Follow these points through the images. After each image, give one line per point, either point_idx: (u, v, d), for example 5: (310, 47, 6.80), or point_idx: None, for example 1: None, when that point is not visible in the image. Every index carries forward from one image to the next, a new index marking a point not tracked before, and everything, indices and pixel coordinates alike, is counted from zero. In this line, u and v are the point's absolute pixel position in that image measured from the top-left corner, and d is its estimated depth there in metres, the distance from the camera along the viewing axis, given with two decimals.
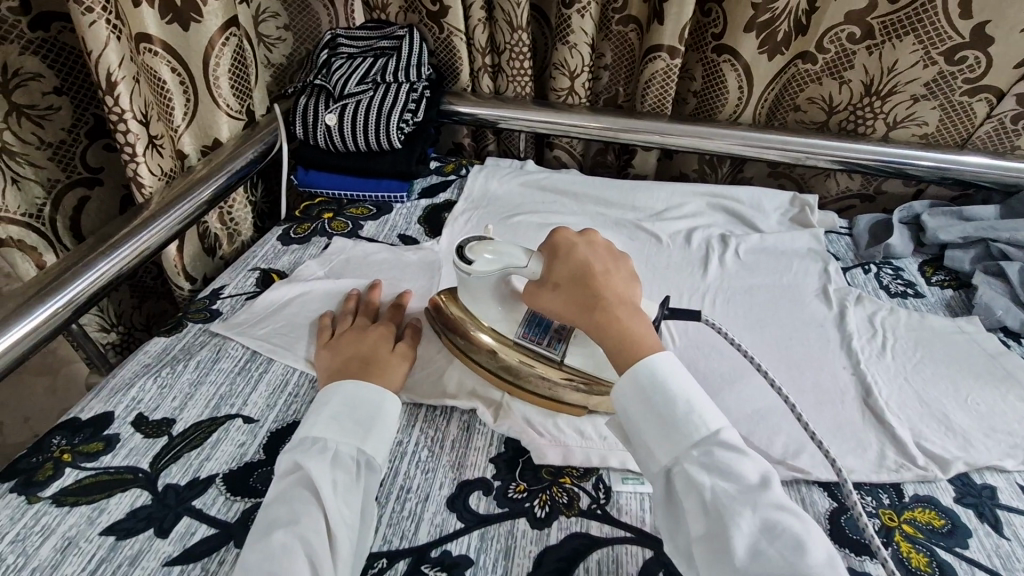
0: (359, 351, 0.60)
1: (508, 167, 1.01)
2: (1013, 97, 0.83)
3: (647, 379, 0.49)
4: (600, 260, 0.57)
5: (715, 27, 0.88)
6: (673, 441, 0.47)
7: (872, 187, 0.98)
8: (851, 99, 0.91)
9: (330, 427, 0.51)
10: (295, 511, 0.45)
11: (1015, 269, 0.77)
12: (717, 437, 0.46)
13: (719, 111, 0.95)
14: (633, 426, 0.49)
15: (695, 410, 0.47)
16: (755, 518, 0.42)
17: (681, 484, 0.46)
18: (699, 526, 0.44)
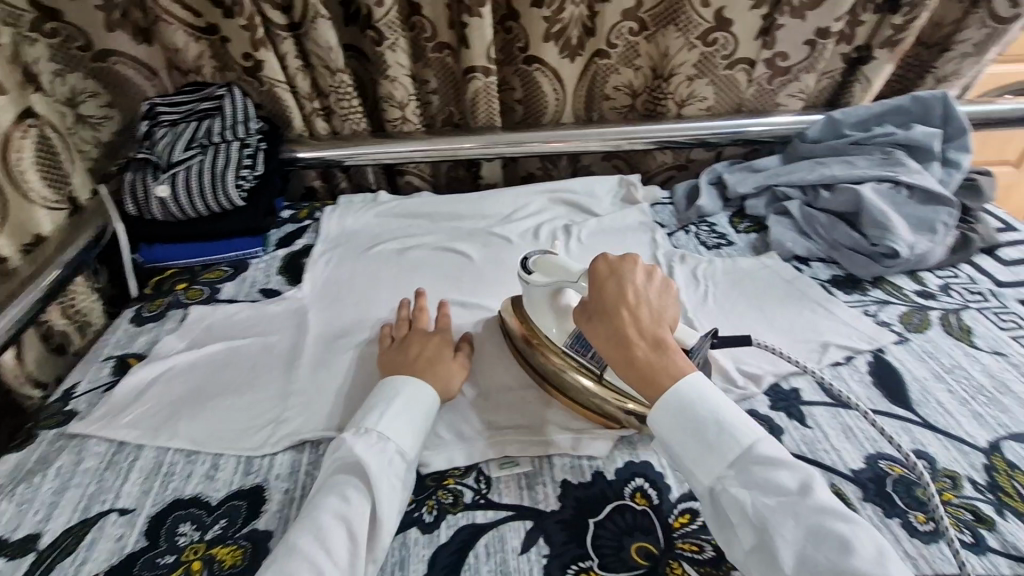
0: (417, 355, 0.65)
1: (363, 201, 1.04)
2: (763, 63, 0.97)
3: (685, 402, 0.52)
4: (639, 288, 0.58)
5: (519, 42, 0.97)
6: (713, 459, 0.50)
7: (682, 158, 1.13)
8: (645, 83, 1.03)
9: (396, 422, 0.56)
10: (339, 494, 0.51)
11: (794, 206, 0.91)
12: (753, 452, 0.49)
13: (544, 114, 1.07)
14: (669, 444, 0.52)
15: (729, 426, 0.50)
16: (798, 526, 0.45)
17: (723, 499, 0.49)
18: (748, 536, 0.47)
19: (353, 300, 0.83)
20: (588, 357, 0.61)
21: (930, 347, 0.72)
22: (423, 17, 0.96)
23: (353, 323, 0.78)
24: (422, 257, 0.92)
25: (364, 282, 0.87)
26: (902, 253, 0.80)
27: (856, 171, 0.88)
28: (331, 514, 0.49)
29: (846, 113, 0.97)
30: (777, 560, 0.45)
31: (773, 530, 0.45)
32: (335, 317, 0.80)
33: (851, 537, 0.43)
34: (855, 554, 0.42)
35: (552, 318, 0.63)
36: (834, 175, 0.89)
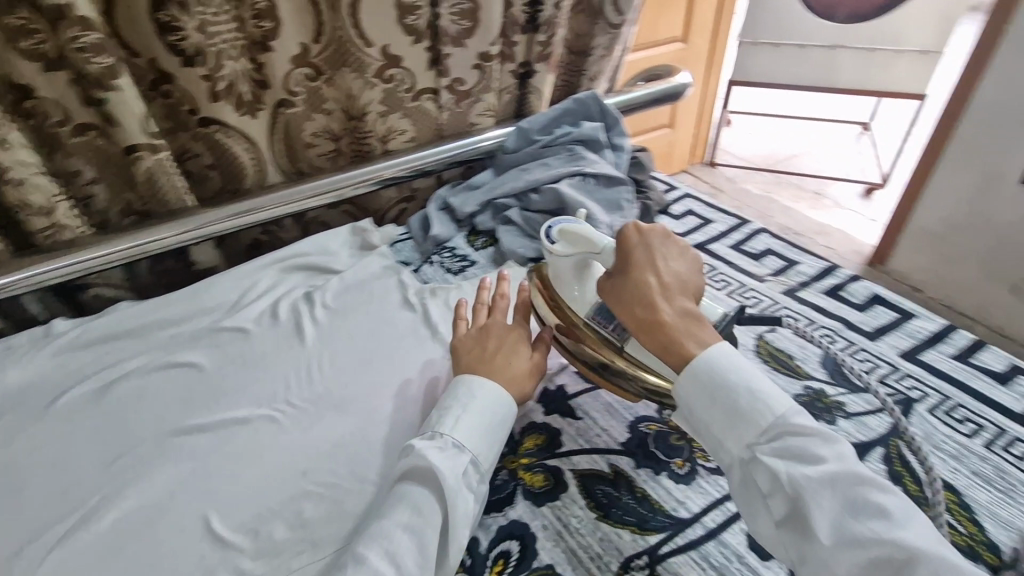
0: (495, 351, 0.64)
1: (31, 341, 0.80)
2: (445, 90, 1.03)
3: (714, 373, 0.51)
4: (665, 259, 0.59)
5: (186, 103, 0.85)
6: (746, 428, 0.50)
7: (407, 189, 1.14)
8: (343, 125, 1.00)
9: (467, 427, 0.57)
10: (415, 502, 0.53)
11: (515, 213, 0.98)
12: (789, 421, 0.49)
13: (245, 178, 0.97)
14: (695, 413, 0.53)
15: (759, 394, 0.50)
16: (833, 498, 0.46)
17: (756, 471, 0.49)
18: (777, 504, 0.48)
19: (43, 482, 0.64)
20: (611, 330, 0.64)
21: None
22: (40, 99, 0.76)
23: (52, 512, 0.61)
24: (134, 386, 0.74)
25: (57, 448, 0.67)
26: (606, 234, 0.92)
27: (552, 172, 0.98)
28: (427, 517, 0.52)
29: (531, 122, 1.08)
30: (810, 530, 0.46)
31: (813, 501, 0.45)
32: (28, 512, 0.61)
33: (886, 506, 0.44)
34: (894, 526, 0.43)
35: (574, 281, 0.68)
36: (537, 179, 0.99)
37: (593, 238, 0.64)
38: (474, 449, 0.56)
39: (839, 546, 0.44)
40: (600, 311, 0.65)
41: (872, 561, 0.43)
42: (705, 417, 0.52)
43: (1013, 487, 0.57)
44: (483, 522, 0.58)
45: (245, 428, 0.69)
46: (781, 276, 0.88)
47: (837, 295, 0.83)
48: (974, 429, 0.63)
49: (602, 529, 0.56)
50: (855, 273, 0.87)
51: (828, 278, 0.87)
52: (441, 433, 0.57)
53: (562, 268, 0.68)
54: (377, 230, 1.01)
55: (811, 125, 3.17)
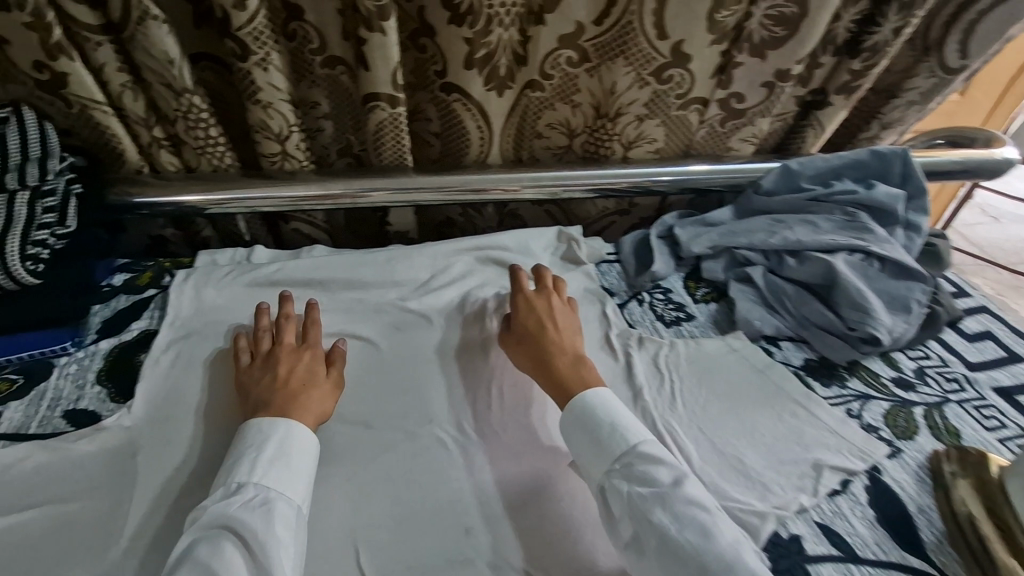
0: (287, 377, 0.61)
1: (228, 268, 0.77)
2: (718, 105, 0.85)
3: (586, 406, 0.59)
4: (558, 316, 0.69)
5: (436, 63, 0.76)
6: (602, 455, 0.56)
7: (625, 203, 0.99)
8: (585, 122, 0.87)
9: (269, 476, 0.52)
10: (210, 562, 0.45)
11: (758, 274, 0.80)
12: (637, 449, 0.55)
13: (466, 154, 0.88)
14: (567, 443, 0.59)
15: (619, 429, 0.57)
16: (667, 520, 0.49)
17: (610, 495, 0.53)
18: (626, 529, 0.51)
19: (201, 441, 0.59)
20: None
21: (925, 459, 0.62)
22: (305, 23, 0.72)
23: (198, 475, 0.56)
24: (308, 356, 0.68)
25: (226, 400, 0.62)
26: (883, 341, 0.71)
27: (825, 239, 0.77)
28: (232, 537, 0.47)
29: (803, 164, 0.87)
30: (647, 546, 0.49)
31: (637, 509, 0.51)
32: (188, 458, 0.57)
33: (706, 525, 0.48)
34: (708, 540, 0.48)
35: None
36: (800, 240, 0.78)
37: None
38: (293, 494, 0.52)
39: (659, 560, 0.48)
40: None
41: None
42: (577, 449, 0.58)
43: None
44: None
45: (410, 442, 0.61)
46: None
47: None
48: None
49: None
50: None
51: None
52: (241, 483, 0.51)
53: None
54: (585, 242, 0.87)
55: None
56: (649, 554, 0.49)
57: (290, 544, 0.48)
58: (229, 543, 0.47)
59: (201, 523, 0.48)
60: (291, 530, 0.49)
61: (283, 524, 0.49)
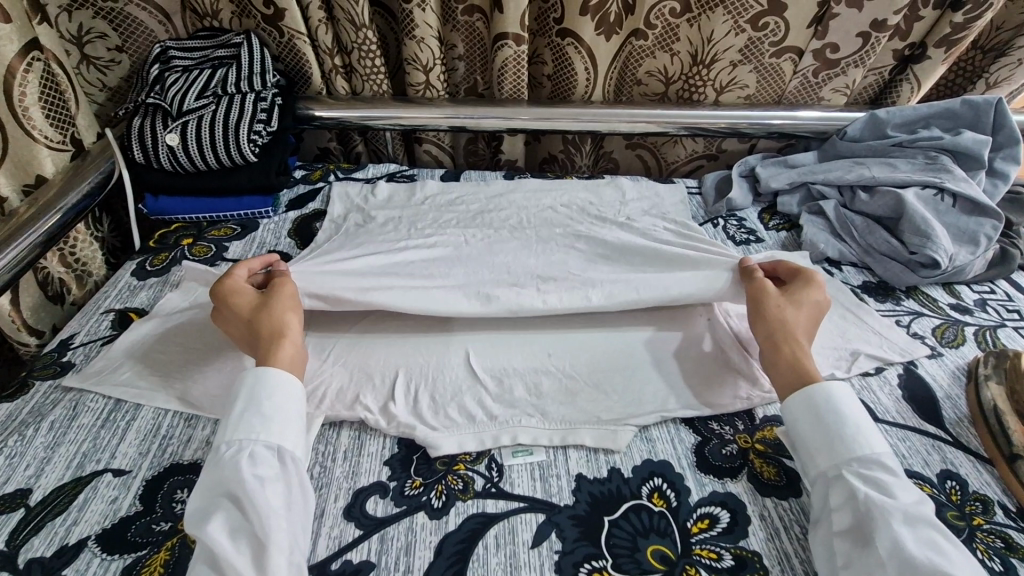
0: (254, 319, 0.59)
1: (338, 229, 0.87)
2: (810, 54, 0.93)
3: (830, 398, 0.53)
4: (811, 313, 0.62)
5: (556, 11, 0.91)
6: (838, 448, 0.51)
7: (714, 147, 1.09)
8: (682, 69, 0.99)
9: (245, 424, 0.51)
10: (233, 527, 0.46)
11: (830, 206, 0.87)
12: (881, 457, 0.50)
13: (573, 92, 1.01)
14: (798, 428, 0.54)
15: (864, 433, 0.52)
16: (903, 532, 0.46)
17: (836, 489, 0.50)
18: (842, 522, 0.48)
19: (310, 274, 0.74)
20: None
21: (964, 364, 0.69)
22: None
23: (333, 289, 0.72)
24: (408, 288, 0.67)
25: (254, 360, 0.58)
26: (942, 264, 0.76)
27: (899, 175, 0.84)
28: (232, 503, 0.47)
29: (891, 112, 0.91)
30: (874, 549, 0.46)
31: (860, 520, 0.48)
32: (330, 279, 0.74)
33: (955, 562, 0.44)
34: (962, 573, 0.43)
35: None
36: (874, 176, 0.85)
37: None
38: (270, 435, 0.51)
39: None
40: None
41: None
42: (807, 429, 0.53)
43: None
44: (698, 479, 0.56)
45: None
46: None
47: None
48: None
49: None
50: None
51: None
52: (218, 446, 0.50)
53: None
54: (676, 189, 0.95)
55: None
56: (877, 563, 0.45)
57: (280, 497, 0.48)
58: (233, 511, 0.46)
59: (195, 493, 0.48)
60: (277, 473, 0.49)
61: (269, 480, 0.49)
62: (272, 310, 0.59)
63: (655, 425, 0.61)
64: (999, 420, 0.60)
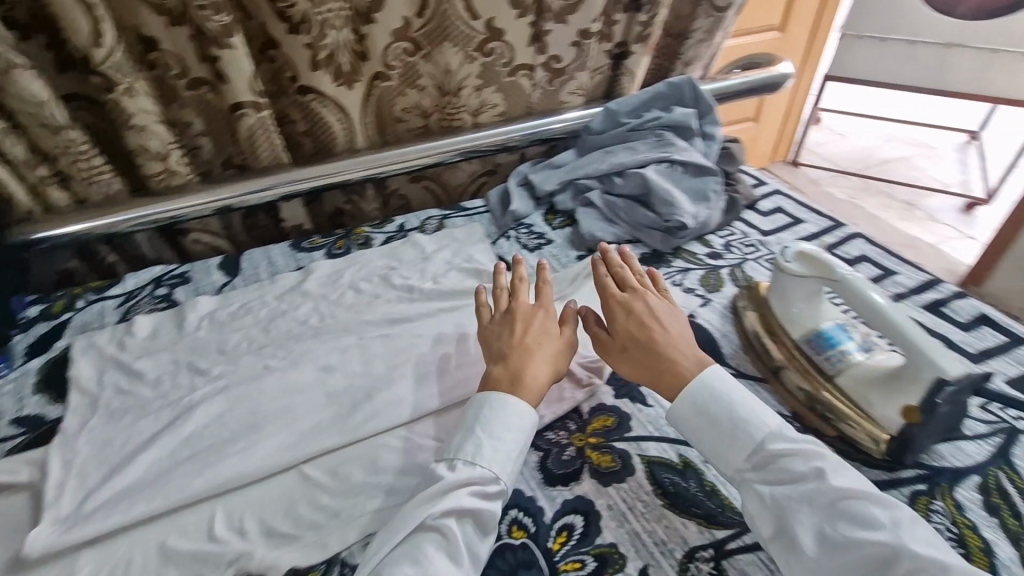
0: (524, 331, 0.65)
1: (103, 363, 0.74)
2: (540, 67, 1.02)
3: (703, 401, 0.57)
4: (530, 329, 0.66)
5: (289, 70, 0.87)
6: (732, 448, 0.55)
7: (489, 164, 1.15)
8: (433, 104, 1.01)
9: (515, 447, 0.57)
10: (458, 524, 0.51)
11: (596, 196, 0.97)
12: (765, 442, 0.53)
13: (335, 145, 0.99)
14: (694, 441, 0.58)
15: (741, 421, 0.55)
16: (815, 515, 0.49)
17: (745, 494, 0.53)
18: (767, 527, 0.51)
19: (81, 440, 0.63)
20: (821, 360, 0.65)
21: (728, 302, 0.82)
22: (164, 52, 0.80)
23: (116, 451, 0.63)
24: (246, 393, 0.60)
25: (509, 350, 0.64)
26: (688, 225, 0.90)
27: (639, 156, 0.96)
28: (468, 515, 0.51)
29: (619, 104, 1.05)
30: (798, 545, 0.49)
31: (779, 523, 0.50)
32: (108, 439, 0.64)
33: (876, 520, 0.47)
34: (880, 530, 0.46)
35: (799, 299, 0.70)
36: (621, 162, 0.97)
37: (832, 263, 0.64)
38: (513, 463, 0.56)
39: (824, 560, 0.47)
40: (815, 339, 0.67)
41: (864, 564, 0.46)
42: (701, 438, 0.57)
43: None
44: (547, 494, 0.58)
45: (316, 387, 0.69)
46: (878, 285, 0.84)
47: (938, 311, 0.79)
48: None
49: (668, 517, 0.56)
50: (960, 290, 0.82)
51: (929, 292, 0.82)
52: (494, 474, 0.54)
53: (790, 282, 0.69)
54: (466, 227, 0.99)
55: (907, 133, 3.09)
56: (802, 556, 0.48)
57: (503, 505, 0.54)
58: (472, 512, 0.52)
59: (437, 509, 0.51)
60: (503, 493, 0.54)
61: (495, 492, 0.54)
62: (537, 334, 0.65)
63: None
64: (761, 344, 0.71)
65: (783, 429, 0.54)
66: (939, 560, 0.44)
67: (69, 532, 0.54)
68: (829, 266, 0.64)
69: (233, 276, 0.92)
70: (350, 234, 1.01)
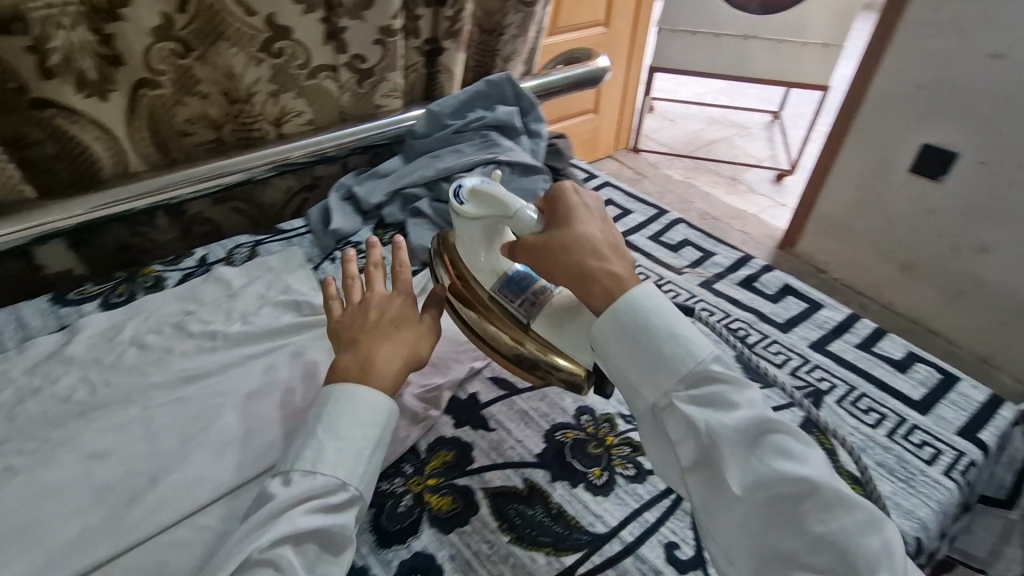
0: (377, 318, 0.58)
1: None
2: (346, 67, 0.92)
3: (636, 310, 0.50)
4: (382, 305, 0.60)
5: (10, 78, 0.68)
6: (664, 373, 0.49)
7: (308, 178, 1.03)
8: (224, 112, 0.87)
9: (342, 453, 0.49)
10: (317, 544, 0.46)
11: (425, 204, 0.91)
12: (709, 368, 0.49)
13: (102, 169, 0.82)
14: (613, 354, 0.51)
15: (682, 346, 0.50)
16: (745, 448, 0.46)
17: (671, 419, 0.49)
18: (688, 454, 0.48)
19: None
20: (518, 306, 0.60)
21: None
22: None
23: None
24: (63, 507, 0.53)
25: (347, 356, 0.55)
26: None
27: (464, 160, 0.91)
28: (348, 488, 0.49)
29: (440, 104, 0.99)
30: (723, 480, 0.46)
31: (704, 453, 0.47)
32: None
33: (797, 453, 0.45)
34: (803, 465, 0.45)
35: (482, 248, 0.62)
36: (447, 167, 0.91)
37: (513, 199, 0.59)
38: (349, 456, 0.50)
39: (751, 492, 0.45)
40: (506, 285, 0.61)
41: (780, 499, 0.44)
42: (628, 352, 0.51)
43: (912, 475, 0.59)
44: (380, 558, 0.51)
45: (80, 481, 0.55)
46: (698, 268, 0.88)
47: (750, 286, 0.84)
48: (877, 419, 0.65)
49: (514, 554, 0.52)
50: (766, 264, 0.88)
51: (742, 269, 0.88)
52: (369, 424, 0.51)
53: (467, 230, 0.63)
54: (281, 253, 0.87)
55: (725, 116, 3.44)
56: (729, 490, 0.45)
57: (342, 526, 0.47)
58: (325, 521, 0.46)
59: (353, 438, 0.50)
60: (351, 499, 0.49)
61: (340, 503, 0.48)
62: (369, 341, 0.56)
63: None
64: (465, 318, 0.63)
65: (719, 355, 0.51)
66: (848, 493, 0.44)
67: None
68: (499, 202, 0.59)
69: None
70: (135, 277, 0.83)
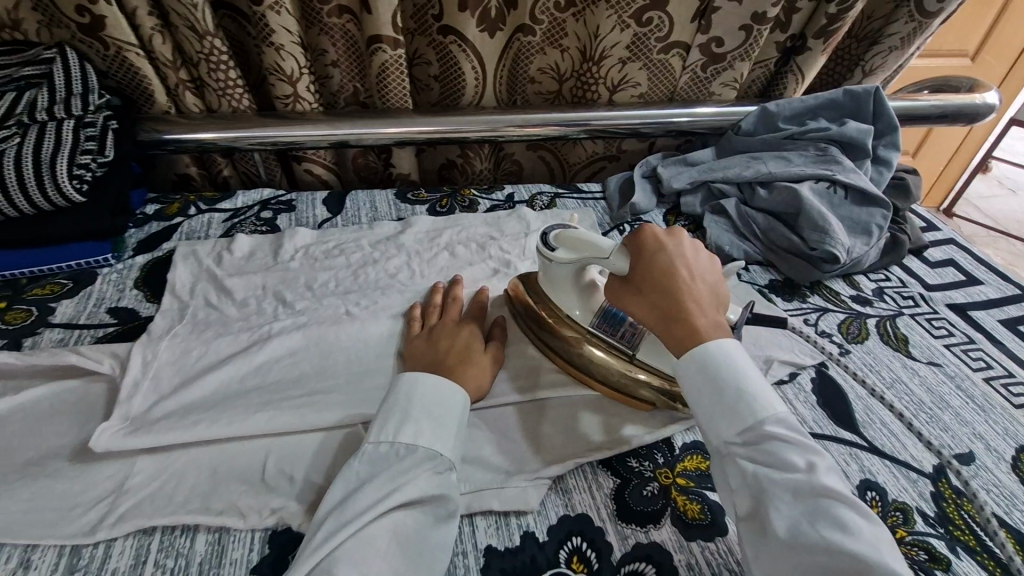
0: (448, 343, 0.60)
1: (199, 274, 0.74)
2: (698, 48, 0.91)
3: (710, 357, 0.49)
4: (451, 337, 0.61)
5: (433, 7, 0.83)
6: (729, 420, 0.47)
7: (614, 148, 1.05)
8: (573, 66, 0.94)
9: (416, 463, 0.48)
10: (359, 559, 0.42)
11: (731, 204, 0.85)
12: (770, 425, 0.46)
13: (462, 95, 0.93)
14: (689, 399, 0.50)
15: (748, 397, 0.47)
16: (799, 510, 0.42)
17: (730, 468, 0.46)
18: (742, 506, 0.45)
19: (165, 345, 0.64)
20: (618, 339, 0.60)
21: (871, 358, 0.68)
22: None
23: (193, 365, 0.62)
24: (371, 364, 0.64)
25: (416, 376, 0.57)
26: (841, 258, 0.77)
27: (793, 169, 0.83)
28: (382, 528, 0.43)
29: (780, 105, 0.91)
30: (768, 537, 0.42)
31: (756, 508, 0.44)
32: (186, 349, 0.63)
33: (859, 531, 0.40)
34: (858, 542, 0.39)
35: (570, 290, 0.63)
36: (771, 171, 0.84)
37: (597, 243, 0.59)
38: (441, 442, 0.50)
39: (790, 555, 0.40)
40: (602, 319, 0.61)
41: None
42: (696, 397, 0.49)
43: None
44: (618, 529, 0.51)
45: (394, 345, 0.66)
46: None
47: None
48: None
49: None
50: None
51: None
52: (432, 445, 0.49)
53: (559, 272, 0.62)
54: (577, 211, 0.91)
55: None
56: (768, 547, 0.42)
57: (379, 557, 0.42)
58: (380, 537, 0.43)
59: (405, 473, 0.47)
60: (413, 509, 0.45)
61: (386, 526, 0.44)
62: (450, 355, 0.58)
63: (570, 473, 0.55)
64: (540, 338, 0.64)
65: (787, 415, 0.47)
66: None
67: (129, 436, 0.53)
68: (593, 242, 0.59)
69: (334, 213, 0.90)
70: (457, 196, 0.95)
